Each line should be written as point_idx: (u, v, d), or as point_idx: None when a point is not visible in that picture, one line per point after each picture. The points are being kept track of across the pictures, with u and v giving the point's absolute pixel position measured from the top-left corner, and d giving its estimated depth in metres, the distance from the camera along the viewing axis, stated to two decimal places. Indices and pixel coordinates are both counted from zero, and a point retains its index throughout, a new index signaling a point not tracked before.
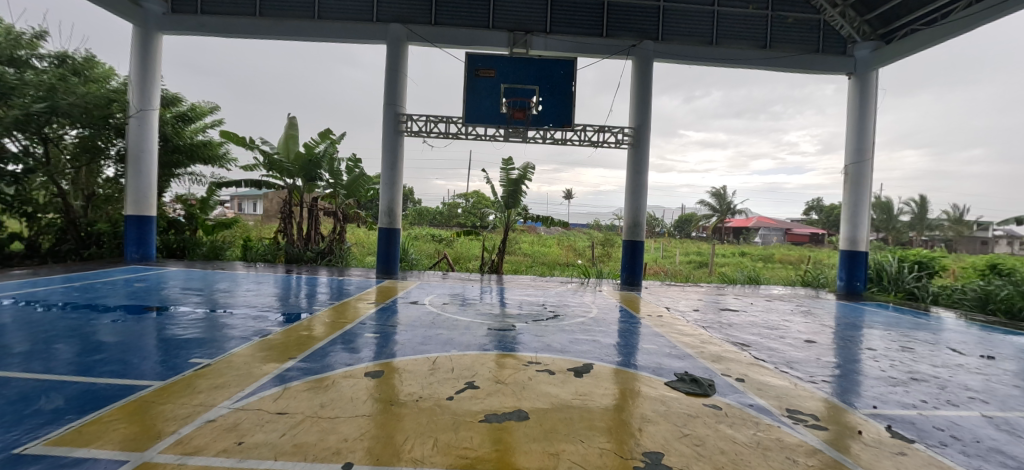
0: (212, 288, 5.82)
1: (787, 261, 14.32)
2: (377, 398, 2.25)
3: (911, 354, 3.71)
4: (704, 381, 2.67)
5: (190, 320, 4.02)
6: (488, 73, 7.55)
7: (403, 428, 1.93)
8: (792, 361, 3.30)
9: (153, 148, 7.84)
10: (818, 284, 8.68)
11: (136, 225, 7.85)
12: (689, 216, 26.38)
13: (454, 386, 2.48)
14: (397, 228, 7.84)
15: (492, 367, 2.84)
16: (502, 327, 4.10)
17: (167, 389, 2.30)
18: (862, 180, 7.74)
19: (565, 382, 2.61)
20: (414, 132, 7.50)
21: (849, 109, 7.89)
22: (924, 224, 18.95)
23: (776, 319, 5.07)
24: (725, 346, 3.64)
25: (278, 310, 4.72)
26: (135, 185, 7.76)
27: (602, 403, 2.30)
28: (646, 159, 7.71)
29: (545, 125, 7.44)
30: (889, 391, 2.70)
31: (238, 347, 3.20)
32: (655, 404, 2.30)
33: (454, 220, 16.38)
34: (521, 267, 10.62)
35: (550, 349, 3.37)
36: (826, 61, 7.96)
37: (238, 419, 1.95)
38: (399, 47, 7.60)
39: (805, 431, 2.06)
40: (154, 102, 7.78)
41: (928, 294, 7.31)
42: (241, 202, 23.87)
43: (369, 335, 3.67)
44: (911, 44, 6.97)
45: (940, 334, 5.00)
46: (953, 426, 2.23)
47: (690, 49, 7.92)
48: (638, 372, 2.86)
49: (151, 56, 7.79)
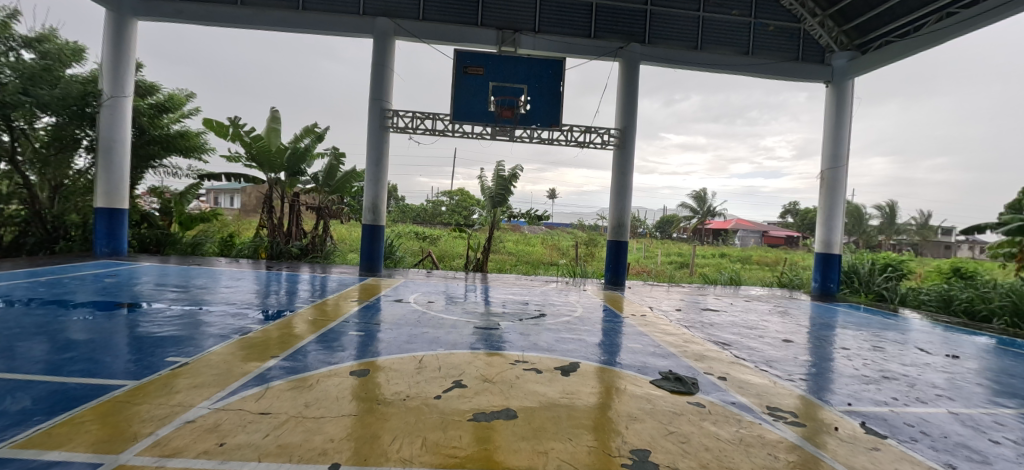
0: (190, 285, 5.64)
1: (764, 262, 14.79)
2: (362, 397, 2.22)
3: (882, 353, 3.86)
4: (688, 379, 2.72)
5: (166, 317, 3.90)
6: (477, 70, 7.51)
7: (403, 423, 1.95)
8: (771, 360, 3.38)
9: (125, 138, 7.54)
10: (794, 285, 8.95)
11: (106, 218, 7.50)
12: (670, 218, 26.98)
13: (442, 385, 2.46)
14: (382, 225, 7.71)
15: (480, 365, 2.83)
16: (488, 326, 4.09)
17: (143, 389, 2.21)
18: (837, 185, 7.99)
19: (552, 381, 2.62)
20: (400, 129, 7.39)
21: (826, 115, 8.13)
22: (893, 228, 20.05)
23: (755, 319, 5.22)
24: (707, 345, 3.71)
25: (259, 307, 4.60)
26: (105, 177, 7.42)
27: (587, 402, 2.32)
28: (631, 160, 7.80)
29: (533, 125, 7.44)
30: (862, 389, 2.80)
31: (217, 345, 3.11)
32: (639, 402, 2.32)
33: (439, 219, 16.39)
34: (506, 265, 10.66)
35: (536, 348, 3.37)
36: (805, 69, 8.19)
37: (219, 420, 1.88)
38: (385, 42, 7.46)
39: (784, 428, 2.12)
40: (128, 89, 7.52)
41: (896, 295, 7.65)
42: (218, 196, 23.22)
43: (354, 334, 3.62)
44: (887, 54, 7.23)
45: (907, 334, 5.24)
46: (922, 422, 2.33)
47: (675, 52, 8.03)
48: (623, 371, 2.89)
49: (124, 43, 7.46)
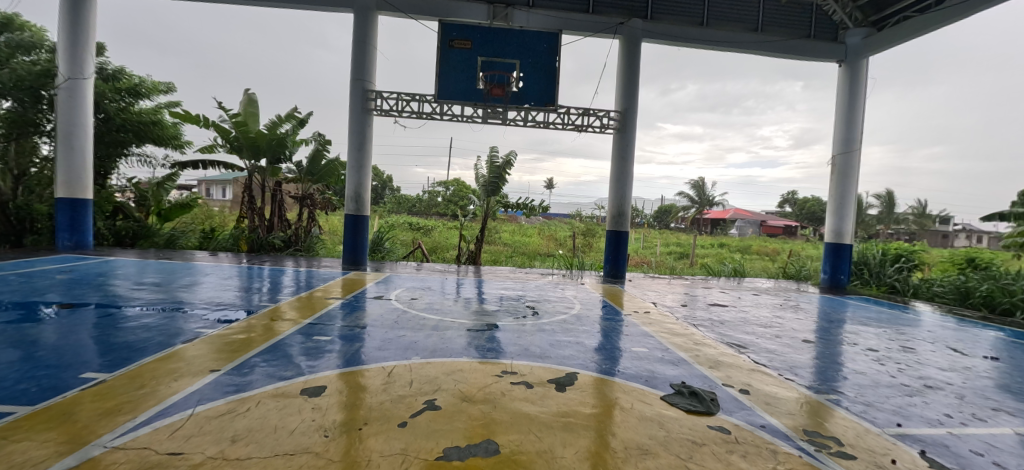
0: (158, 282, 5.17)
1: (764, 252, 14.46)
2: (309, 427, 1.77)
3: (916, 356, 3.45)
4: (706, 394, 2.29)
5: (113, 321, 3.44)
6: (464, 44, 6.98)
7: (353, 465, 1.52)
8: (795, 366, 2.97)
9: (87, 123, 7.00)
10: (801, 276, 8.56)
11: (68, 209, 6.99)
12: (668, 208, 26.67)
13: (412, 407, 2.02)
14: (365, 215, 7.26)
15: (461, 379, 2.39)
16: (475, 327, 3.66)
17: (31, 419, 1.76)
18: (849, 171, 7.56)
19: (546, 400, 2.19)
20: (384, 112, 6.90)
21: (838, 98, 7.67)
22: (891, 217, 19.61)
23: (767, 315, 4.81)
24: (721, 348, 3.29)
25: (224, 307, 4.11)
26: (66, 165, 6.90)
27: (588, 428, 1.90)
28: (632, 145, 7.33)
29: (527, 104, 6.96)
30: (908, 404, 2.39)
31: (153, 355, 2.64)
32: (650, 428, 1.90)
33: (434, 209, 15.95)
34: (501, 256, 10.25)
35: (528, 355, 2.94)
36: (818, 47, 7.68)
37: (111, 465, 1.45)
38: (367, 17, 6.92)
39: (832, 463, 1.70)
40: (88, 71, 6.94)
41: (908, 287, 7.30)
42: (210, 187, 22.62)
43: (324, 338, 3.14)
44: (906, 30, 6.76)
45: (932, 331, 4.85)
46: (991, 449, 1.93)
47: (680, 29, 7.50)
48: (628, 384, 2.46)
49: (82, 21, 6.89)
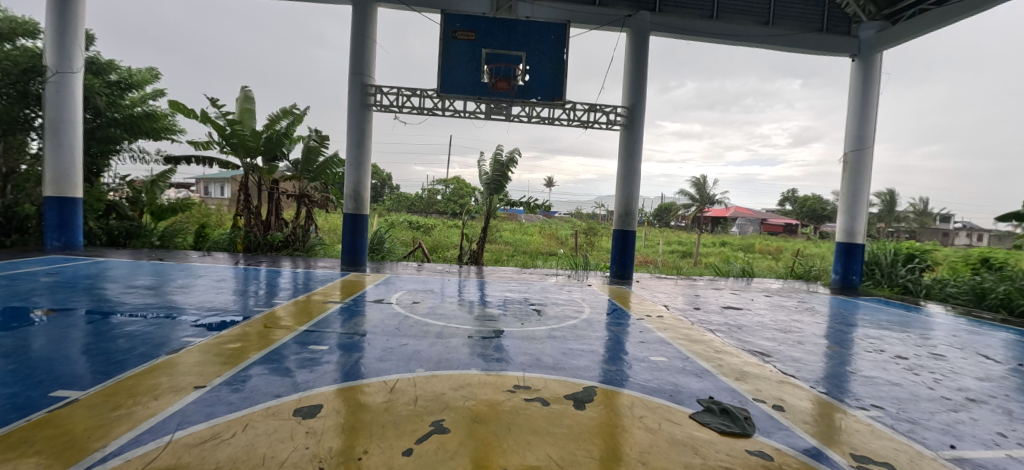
0: (149, 285, 4.96)
1: (768, 250, 14.29)
2: (300, 457, 1.57)
3: (949, 364, 3.26)
4: (738, 412, 2.10)
5: (98, 328, 3.23)
6: (468, 35, 6.76)
7: None
8: (825, 377, 2.78)
9: (76, 119, 6.78)
10: (810, 276, 8.38)
11: (57, 208, 6.77)
12: (668, 206, 26.50)
13: (417, 430, 1.81)
14: (365, 214, 7.06)
15: (470, 396, 2.19)
16: (482, 334, 3.46)
17: None
18: (861, 168, 7.37)
19: (565, 419, 1.98)
20: (384, 107, 6.68)
21: (851, 93, 7.46)
22: (892, 216, 19.47)
23: (784, 319, 4.62)
24: (743, 357, 3.10)
25: (217, 312, 3.89)
26: (54, 162, 6.68)
27: (613, 454, 1.69)
28: (639, 142, 7.13)
29: (532, 99, 6.76)
30: (957, 421, 2.20)
31: (136, 368, 2.43)
32: (683, 454, 1.71)
33: (433, 207, 15.74)
34: (502, 255, 10.05)
35: (540, 365, 2.74)
36: (830, 40, 7.49)
37: None
38: (366, 9, 6.70)
39: None
40: (77, 65, 6.73)
41: (920, 287, 7.13)
42: (208, 185, 22.35)
43: (321, 347, 2.94)
44: (921, 23, 6.57)
45: (956, 335, 4.66)
46: None
47: (689, 22, 7.29)
48: (651, 399, 2.27)
49: (70, 13, 6.66)
